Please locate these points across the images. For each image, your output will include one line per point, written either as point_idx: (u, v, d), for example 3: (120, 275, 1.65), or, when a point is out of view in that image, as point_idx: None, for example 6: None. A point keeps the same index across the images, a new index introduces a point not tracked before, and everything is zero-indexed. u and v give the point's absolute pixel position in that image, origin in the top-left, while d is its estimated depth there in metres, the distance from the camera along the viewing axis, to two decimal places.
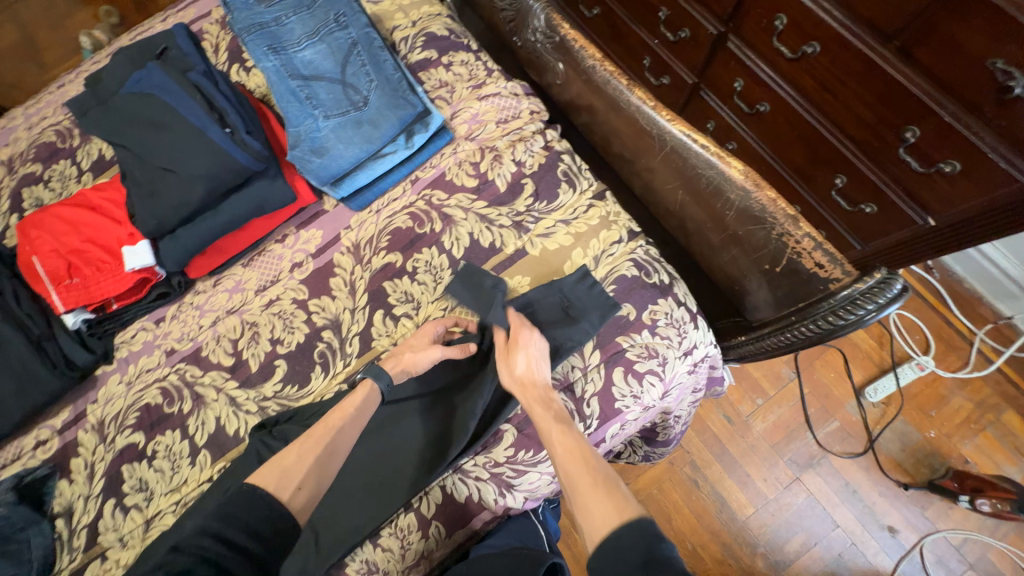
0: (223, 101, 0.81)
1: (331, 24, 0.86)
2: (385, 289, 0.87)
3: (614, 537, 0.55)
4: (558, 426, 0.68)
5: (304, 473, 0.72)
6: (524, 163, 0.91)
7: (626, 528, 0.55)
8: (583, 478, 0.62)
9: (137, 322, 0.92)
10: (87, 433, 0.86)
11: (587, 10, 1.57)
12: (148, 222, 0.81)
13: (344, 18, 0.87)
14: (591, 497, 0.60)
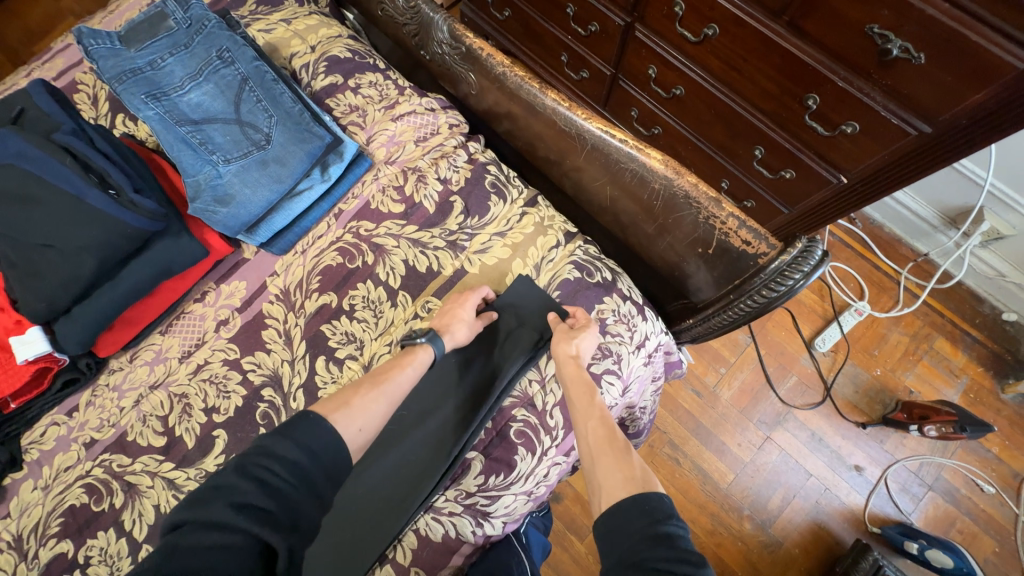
0: (101, 160, 0.73)
1: (215, 61, 0.79)
2: (324, 333, 0.82)
3: (627, 501, 0.59)
4: (594, 410, 0.70)
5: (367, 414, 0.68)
6: (450, 180, 0.88)
7: (641, 498, 0.59)
8: (604, 447, 0.67)
9: (47, 417, 0.82)
10: (1, 554, 0.75)
11: (497, 13, 1.56)
12: (36, 305, 0.72)
13: (228, 52, 0.80)
14: (608, 465, 0.65)
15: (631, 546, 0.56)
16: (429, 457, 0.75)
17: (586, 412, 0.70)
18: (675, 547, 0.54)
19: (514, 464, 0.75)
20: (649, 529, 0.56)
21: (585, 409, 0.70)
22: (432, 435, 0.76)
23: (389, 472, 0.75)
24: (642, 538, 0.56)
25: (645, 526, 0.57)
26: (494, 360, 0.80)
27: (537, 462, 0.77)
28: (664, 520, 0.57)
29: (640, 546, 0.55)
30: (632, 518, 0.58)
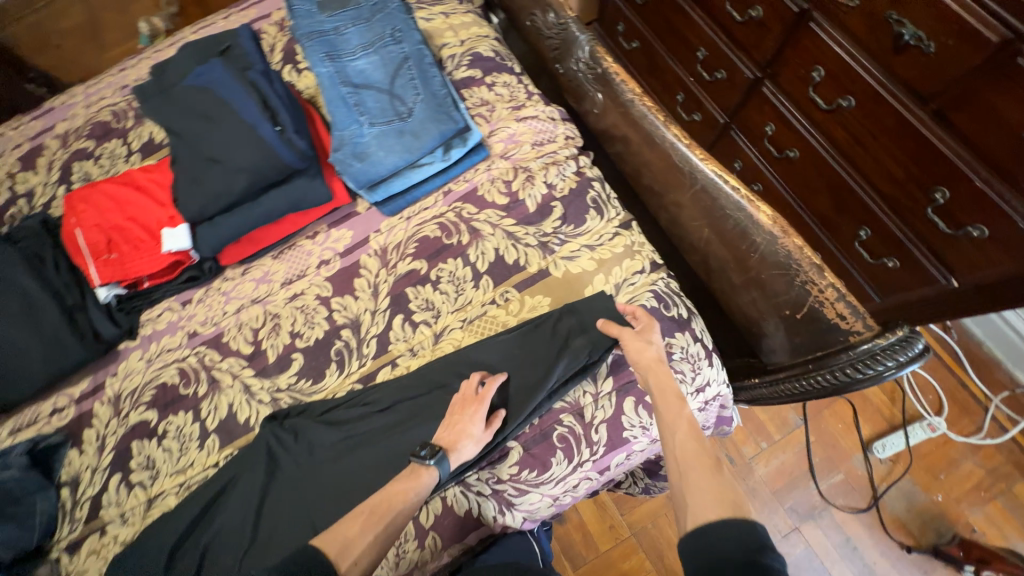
0: (276, 100, 0.85)
1: (387, 38, 0.90)
2: (407, 294, 0.89)
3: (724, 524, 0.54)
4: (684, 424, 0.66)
5: (360, 533, 0.64)
6: (555, 187, 0.92)
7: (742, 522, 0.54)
8: (697, 459, 0.62)
9: (165, 302, 0.94)
10: (103, 405, 0.89)
11: (626, 43, 1.63)
12: (190, 207, 0.84)
13: (399, 33, 0.90)
14: (701, 479, 0.60)
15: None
16: None
17: (676, 418, 0.67)
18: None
19: (549, 464, 0.77)
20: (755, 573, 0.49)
21: (676, 413, 0.67)
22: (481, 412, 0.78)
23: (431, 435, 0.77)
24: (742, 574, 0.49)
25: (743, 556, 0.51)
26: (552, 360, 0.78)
27: (570, 471, 0.78)
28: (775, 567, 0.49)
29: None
30: (730, 557, 0.51)
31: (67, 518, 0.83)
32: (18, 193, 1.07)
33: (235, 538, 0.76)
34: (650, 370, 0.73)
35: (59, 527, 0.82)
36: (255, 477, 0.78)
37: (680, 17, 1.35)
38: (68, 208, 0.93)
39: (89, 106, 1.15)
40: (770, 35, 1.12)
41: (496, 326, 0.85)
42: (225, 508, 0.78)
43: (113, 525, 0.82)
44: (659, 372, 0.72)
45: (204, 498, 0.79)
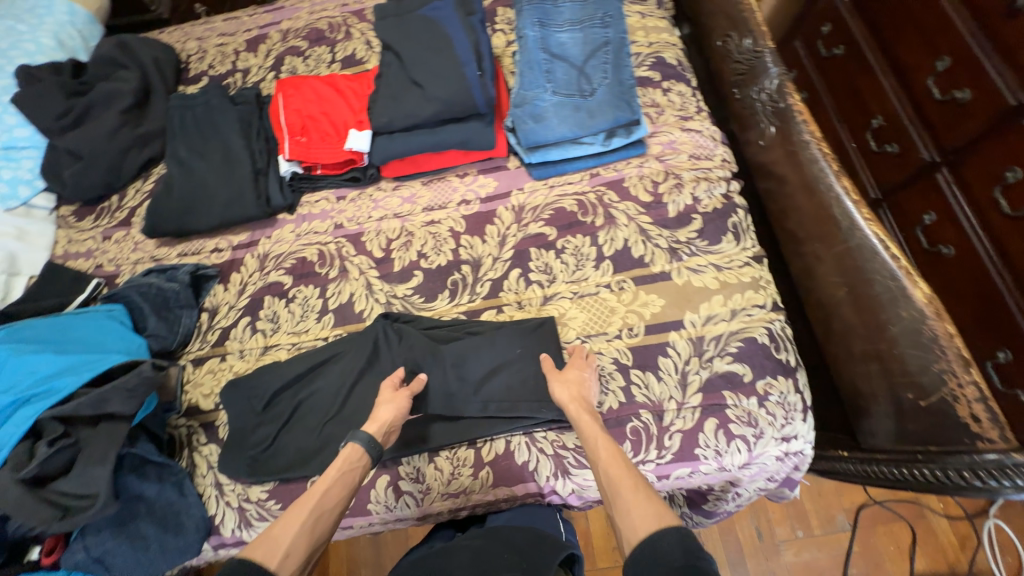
0: (486, 47, 0.94)
1: (596, 21, 0.95)
2: (530, 253, 0.94)
3: (654, 539, 0.55)
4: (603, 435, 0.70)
5: (286, 535, 0.64)
6: (700, 201, 0.93)
7: (670, 535, 0.55)
8: (623, 482, 0.63)
9: (325, 192, 1.07)
10: (252, 258, 1.03)
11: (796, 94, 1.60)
12: (381, 117, 0.95)
13: (609, 18, 0.94)
14: (631, 502, 0.61)
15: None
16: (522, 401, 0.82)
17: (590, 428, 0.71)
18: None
19: None
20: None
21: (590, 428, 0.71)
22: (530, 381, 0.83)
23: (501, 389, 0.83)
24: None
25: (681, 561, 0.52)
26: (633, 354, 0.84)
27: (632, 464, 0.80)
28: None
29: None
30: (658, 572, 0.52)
31: (200, 336, 0.98)
32: (238, 69, 1.27)
33: (326, 404, 0.86)
34: (574, 407, 0.74)
35: (192, 342, 0.97)
36: (356, 359, 0.88)
37: (869, 80, 1.30)
38: (279, 91, 1.08)
39: (312, 12, 1.32)
40: (971, 122, 1.05)
41: (604, 308, 0.88)
42: (320, 376, 0.89)
43: (232, 356, 0.95)
44: (583, 405, 0.75)
45: (304, 363, 0.89)
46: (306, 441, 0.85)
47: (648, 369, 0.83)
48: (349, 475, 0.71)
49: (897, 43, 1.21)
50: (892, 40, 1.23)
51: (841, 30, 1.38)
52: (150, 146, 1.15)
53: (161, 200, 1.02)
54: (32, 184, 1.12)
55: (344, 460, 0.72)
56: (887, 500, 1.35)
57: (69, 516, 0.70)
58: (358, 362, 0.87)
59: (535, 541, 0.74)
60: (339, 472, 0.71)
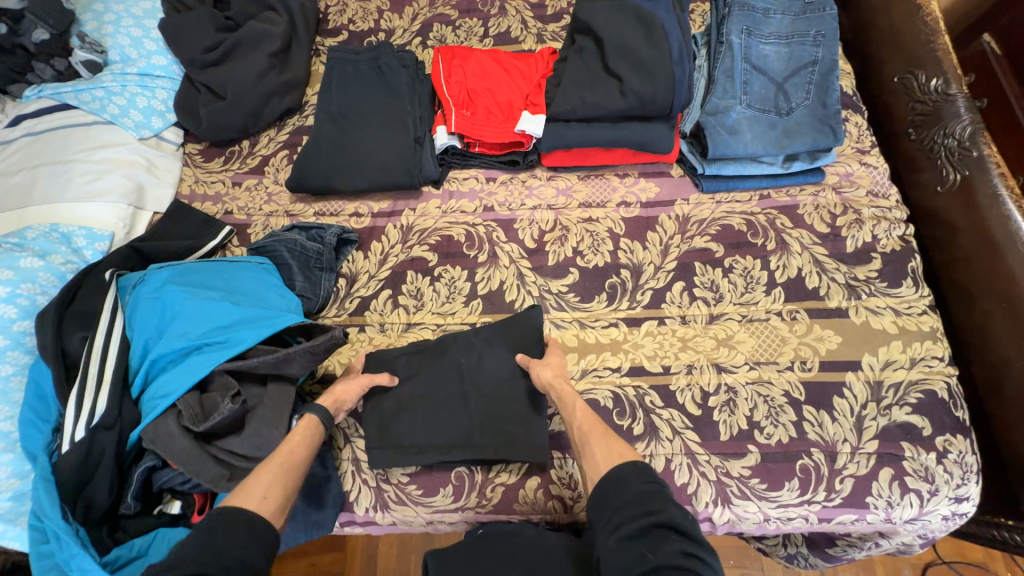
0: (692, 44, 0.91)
1: (807, 37, 0.92)
2: (695, 268, 0.91)
3: (612, 473, 0.60)
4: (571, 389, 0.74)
5: (260, 484, 0.59)
6: (878, 241, 0.90)
7: (625, 468, 0.60)
8: (587, 429, 0.68)
9: (475, 171, 1.02)
10: (394, 229, 0.98)
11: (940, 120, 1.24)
12: (566, 104, 0.91)
13: (822, 37, 0.91)
14: (597, 444, 0.65)
15: (624, 508, 0.56)
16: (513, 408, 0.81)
17: (561, 384, 0.74)
18: (673, 536, 0.53)
19: (780, 485, 0.77)
20: (637, 522, 0.54)
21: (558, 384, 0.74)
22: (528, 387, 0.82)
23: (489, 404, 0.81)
24: (634, 498, 0.57)
25: (642, 489, 0.57)
26: (806, 390, 0.81)
27: (797, 502, 0.77)
28: (655, 512, 0.55)
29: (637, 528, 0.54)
30: (623, 512, 0.56)
31: (337, 303, 0.93)
32: (381, 28, 1.20)
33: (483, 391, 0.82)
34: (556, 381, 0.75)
35: (328, 307, 0.92)
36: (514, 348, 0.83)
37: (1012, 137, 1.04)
38: (440, 59, 1.03)
39: None
40: None
41: (774, 337, 0.85)
42: (481, 363, 0.83)
43: (372, 329, 0.90)
44: (559, 368, 0.77)
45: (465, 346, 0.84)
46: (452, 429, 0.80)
47: (822, 408, 0.80)
48: (316, 439, 0.68)
49: None
50: None
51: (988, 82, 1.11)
52: (290, 95, 1.09)
53: (309, 153, 0.97)
54: (164, 116, 1.07)
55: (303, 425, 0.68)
56: (955, 560, 1.18)
57: (235, 477, 0.66)
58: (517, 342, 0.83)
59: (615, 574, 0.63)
60: (304, 432, 0.67)
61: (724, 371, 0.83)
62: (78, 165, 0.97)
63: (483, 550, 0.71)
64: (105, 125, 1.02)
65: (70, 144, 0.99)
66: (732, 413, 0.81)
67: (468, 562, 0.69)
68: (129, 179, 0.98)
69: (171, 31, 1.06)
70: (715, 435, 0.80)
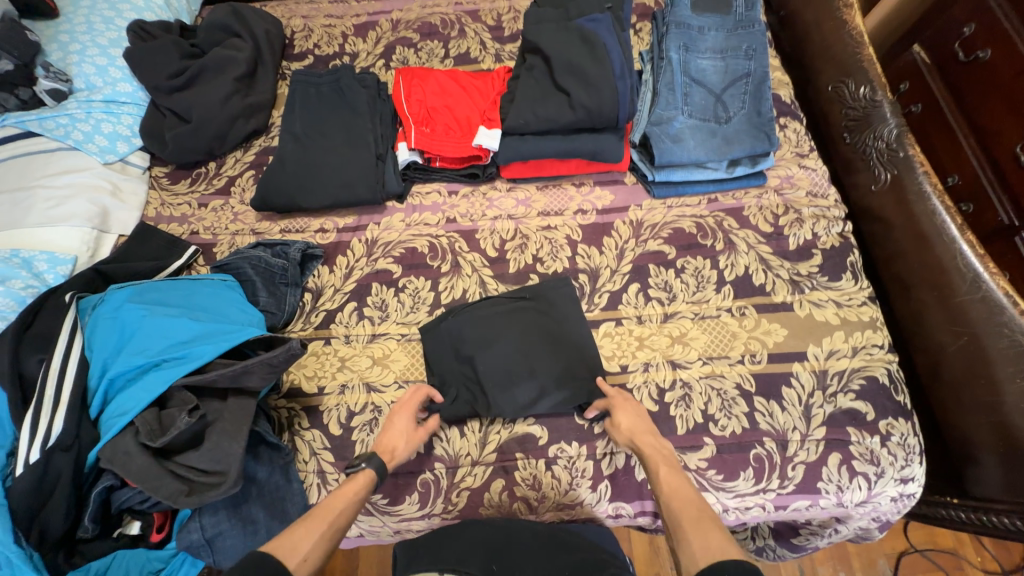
0: (633, 60, 0.97)
1: (740, 52, 0.99)
2: (649, 270, 0.95)
3: (716, 567, 0.52)
4: (668, 466, 0.70)
5: (307, 537, 0.60)
6: (819, 238, 0.96)
7: (729, 565, 0.52)
8: (686, 514, 0.62)
9: (438, 185, 1.06)
10: (359, 243, 1.00)
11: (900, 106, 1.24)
12: (519, 119, 0.96)
13: (753, 51, 0.98)
14: (695, 533, 0.58)
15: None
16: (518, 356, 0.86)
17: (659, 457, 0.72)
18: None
19: (736, 475, 0.80)
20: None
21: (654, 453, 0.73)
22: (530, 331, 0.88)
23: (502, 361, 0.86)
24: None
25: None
26: (756, 381, 0.85)
27: (753, 491, 0.80)
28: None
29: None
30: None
31: (302, 317, 0.94)
32: (346, 52, 1.24)
33: (512, 362, 0.86)
34: (638, 435, 0.76)
35: (293, 321, 0.93)
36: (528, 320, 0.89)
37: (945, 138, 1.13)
38: (400, 80, 1.07)
39: (423, 5, 1.29)
40: None
41: (725, 332, 0.89)
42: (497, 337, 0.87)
43: (337, 341, 0.91)
44: (657, 448, 0.74)
45: (493, 321, 0.89)
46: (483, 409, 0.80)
47: (772, 398, 0.83)
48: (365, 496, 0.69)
49: (982, 106, 1.04)
50: (976, 104, 1.06)
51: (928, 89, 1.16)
52: (256, 117, 1.12)
53: (274, 172, 1.00)
54: (129, 141, 1.08)
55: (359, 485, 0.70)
56: (925, 547, 1.21)
57: (193, 493, 0.67)
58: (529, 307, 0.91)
59: (598, 566, 0.66)
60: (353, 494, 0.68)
61: (679, 367, 0.86)
62: (40, 191, 0.97)
63: (449, 538, 0.72)
64: (69, 151, 1.03)
65: (32, 171, 1.00)
66: (687, 407, 0.83)
67: (433, 553, 0.69)
68: (92, 203, 0.99)
69: (135, 58, 1.08)
70: (673, 429, 0.82)
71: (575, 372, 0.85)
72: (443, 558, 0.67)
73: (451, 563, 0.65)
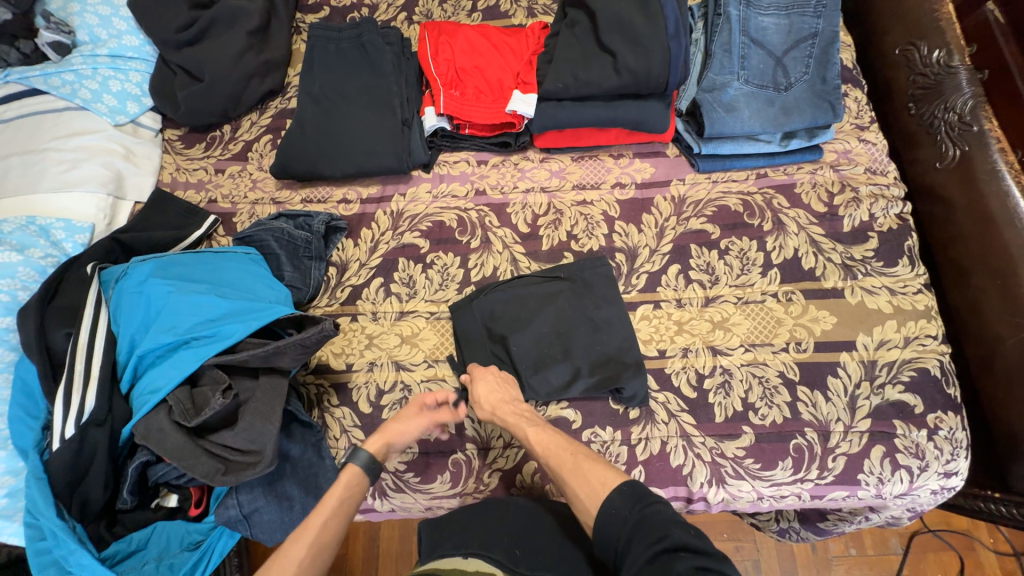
0: (688, 17, 0.87)
1: (806, 8, 0.89)
2: (691, 250, 0.89)
3: (608, 507, 0.59)
4: (532, 425, 0.72)
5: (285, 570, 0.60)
6: (875, 219, 0.90)
7: (613, 495, 0.60)
8: (562, 462, 0.67)
9: (466, 154, 1.00)
10: (384, 215, 0.96)
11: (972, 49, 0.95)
12: (557, 83, 0.88)
13: (822, 8, 0.89)
14: (575, 479, 0.65)
15: (634, 539, 0.55)
16: (555, 337, 0.83)
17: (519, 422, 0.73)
18: (683, 554, 0.51)
19: (774, 465, 0.78)
20: (644, 548, 0.53)
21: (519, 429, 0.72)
22: (569, 314, 0.84)
23: (536, 341, 0.83)
24: (637, 529, 0.56)
25: (635, 513, 0.58)
26: (800, 370, 0.81)
27: (790, 480, 0.78)
28: (661, 537, 0.53)
29: (647, 562, 0.52)
30: (632, 543, 0.55)
31: (328, 292, 0.91)
32: (364, 3, 1.14)
33: (547, 343, 0.83)
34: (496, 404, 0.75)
35: (319, 296, 0.91)
36: (564, 304, 0.85)
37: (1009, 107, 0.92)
38: (427, 36, 0.98)
39: None
40: None
41: (770, 319, 0.84)
42: (533, 316, 0.84)
43: (364, 317, 0.89)
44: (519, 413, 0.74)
45: (526, 301, 0.86)
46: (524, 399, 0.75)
47: (816, 388, 0.80)
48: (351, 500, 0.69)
49: None
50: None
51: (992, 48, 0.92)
52: (271, 76, 1.05)
53: (293, 137, 0.94)
54: (140, 101, 1.02)
55: (346, 485, 0.69)
56: (940, 527, 1.15)
57: (230, 471, 0.67)
58: (545, 288, 0.86)
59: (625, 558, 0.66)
60: (343, 497, 0.68)
61: (720, 354, 0.83)
62: (51, 154, 0.93)
63: (473, 516, 0.71)
64: (78, 111, 0.98)
65: (42, 132, 0.95)
66: (726, 395, 0.81)
67: (458, 534, 0.68)
68: (106, 168, 0.94)
69: (140, 8, 1.00)
70: (711, 417, 0.80)
71: (612, 357, 0.82)
72: (466, 541, 0.66)
73: (475, 549, 0.65)
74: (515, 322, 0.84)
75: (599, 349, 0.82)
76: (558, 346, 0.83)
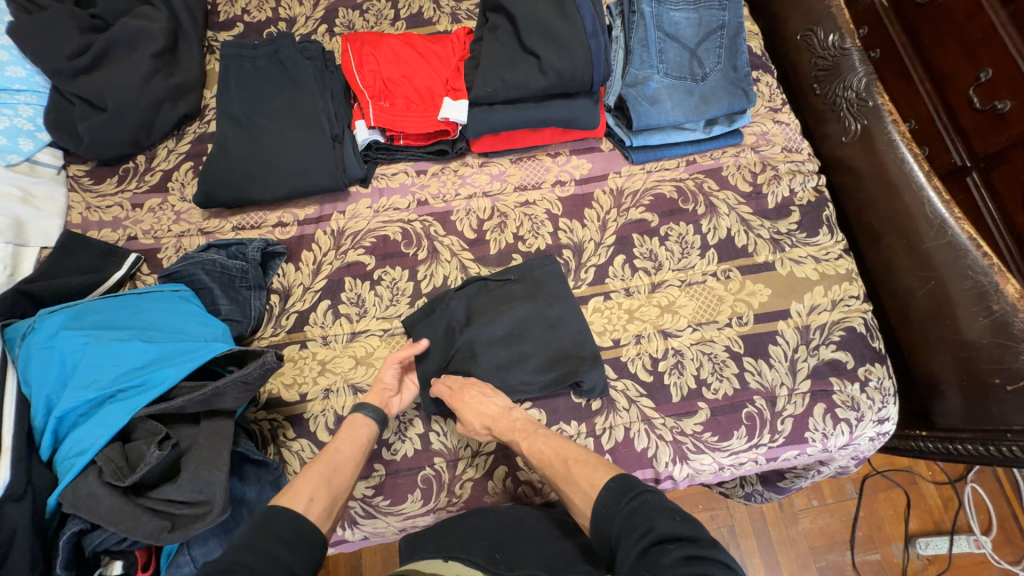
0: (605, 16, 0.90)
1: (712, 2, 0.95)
2: (634, 240, 0.92)
3: (598, 507, 0.59)
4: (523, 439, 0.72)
5: (309, 482, 0.64)
6: (796, 194, 0.96)
7: (602, 493, 0.60)
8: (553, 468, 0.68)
9: (403, 165, 0.98)
10: (325, 235, 0.92)
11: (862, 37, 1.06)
12: (486, 88, 0.89)
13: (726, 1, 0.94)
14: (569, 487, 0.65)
15: (625, 532, 0.55)
16: (511, 341, 0.83)
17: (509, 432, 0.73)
18: (671, 545, 0.51)
19: (730, 435, 0.82)
20: (633, 544, 0.53)
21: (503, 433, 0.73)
22: (522, 316, 0.85)
23: (493, 346, 0.83)
24: (626, 522, 0.56)
25: (624, 506, 0.57)
26: (743, 343, 0.86)
27: (746, 448, 0.82)
28: (647, 530, 0.53)
29: (637, 556, 0.52)
30: (622, 537, 0.55)
31: (272, 321, 0.87)
32: (281, 17, 1.09)
33: (503, 347, 0.83)
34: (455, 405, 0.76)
35: (263, 326, 0.86)
36: (516, 306, 0.85)
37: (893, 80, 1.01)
38: (349, 47, 0.96)
39: None
40: (1014, 135, 0.82)
41: (712, 297, 0.89)
42: (484, 322, 0.84)
43: (313, 343, 0.85)
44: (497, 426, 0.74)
45: (478, 308, 0.85)
46: (486, 404, 0.75)
47: (760, 357, 0.85)
48: (366, 437, 0.73)
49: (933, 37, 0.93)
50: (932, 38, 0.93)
51: (880, 32, 1.04)
52: (185, 99, 0.99)
53: (215, 163, 0.88)
54: (34, 136, 0.93)
55: (359, 422, 0.73)
56: (885, 468, 1.25)
57: (177, 527, 0.62)
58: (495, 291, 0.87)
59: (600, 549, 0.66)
60: (357, 432, 0.72)
61: (670, 336, 0.86)
62: None
63: (454, 526, 0.71)
64: None
65: None
66: (680, 374, 0.84)
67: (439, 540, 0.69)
68: (1, 214, 0.85)
69: (23, 36, 0.91)
70: (668, 398, 0.83)
71: (569, 352, 0.83)
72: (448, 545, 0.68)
73: (456, 551, 0.66)
74: (469, 331, 0.84)
75: (557, 347, 0.84)
76: (516, 349, 0.83)
